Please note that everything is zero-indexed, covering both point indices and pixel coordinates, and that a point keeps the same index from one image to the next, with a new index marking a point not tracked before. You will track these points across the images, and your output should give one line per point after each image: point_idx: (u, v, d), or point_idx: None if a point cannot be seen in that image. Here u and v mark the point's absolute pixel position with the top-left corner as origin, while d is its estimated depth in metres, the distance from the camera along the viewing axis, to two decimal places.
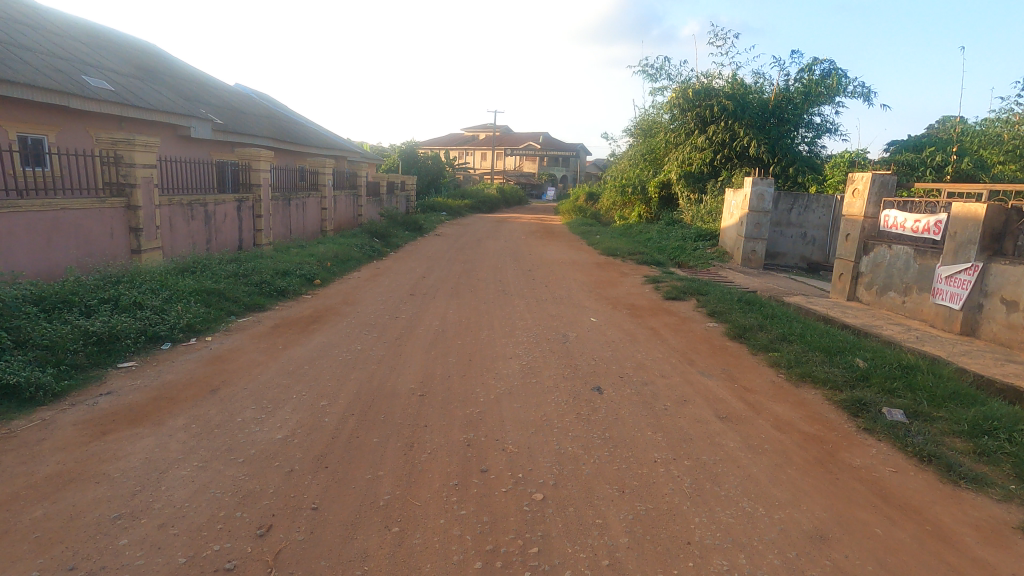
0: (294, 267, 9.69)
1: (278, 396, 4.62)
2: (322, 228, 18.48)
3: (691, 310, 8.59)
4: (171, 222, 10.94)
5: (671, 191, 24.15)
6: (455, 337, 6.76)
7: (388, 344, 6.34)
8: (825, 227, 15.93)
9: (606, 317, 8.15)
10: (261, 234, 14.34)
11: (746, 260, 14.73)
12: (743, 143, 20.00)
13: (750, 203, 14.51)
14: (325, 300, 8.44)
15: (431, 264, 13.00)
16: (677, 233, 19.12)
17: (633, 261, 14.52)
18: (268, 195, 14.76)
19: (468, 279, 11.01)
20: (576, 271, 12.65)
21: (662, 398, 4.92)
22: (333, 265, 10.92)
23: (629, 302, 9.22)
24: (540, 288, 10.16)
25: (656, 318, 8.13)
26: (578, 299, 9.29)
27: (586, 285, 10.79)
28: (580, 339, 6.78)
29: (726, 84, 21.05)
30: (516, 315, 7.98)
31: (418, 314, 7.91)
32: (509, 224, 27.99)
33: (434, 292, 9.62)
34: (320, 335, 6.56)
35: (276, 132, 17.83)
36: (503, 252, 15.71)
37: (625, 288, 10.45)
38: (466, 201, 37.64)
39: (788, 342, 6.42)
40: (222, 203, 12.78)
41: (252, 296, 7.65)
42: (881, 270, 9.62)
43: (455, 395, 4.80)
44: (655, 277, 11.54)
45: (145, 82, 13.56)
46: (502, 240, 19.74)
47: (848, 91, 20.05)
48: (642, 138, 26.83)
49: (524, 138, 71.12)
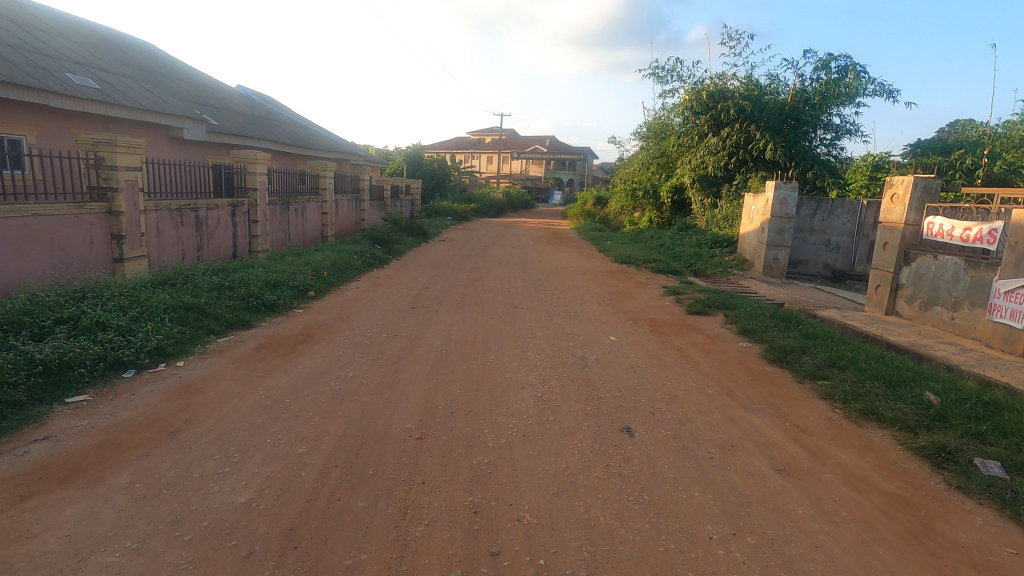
0: (287, 277, 8.98)
1: (248, 441, 3.88)
2: (323, 233, 17.81)
3: (719, 326, 7.80)
4: (158, 229, 10.30)
5: (683, 195, 23.36)
6: (460, 360, 6.01)
7: (384, 369, 5.60)
8: (849, 234, 15.12)
9: (627, 335, 7.37)
10: (257, 240, 13.68)
11: (768, 268, 13.92)
12: (759, 145, 19.19)
13: (772, 208, 13.71)
14: (318, 315, 7.70)
15: (435, 273, 12.27)
16: (692, 240, 18.33)
17: (648, 270, 13.74)
18: (265, 199, 14.12)
19: (474, 291, 10.25)
20: (588, 280, 11.88)
21: (705, 443, 4.14)
22: (330, 274, 10.21)
23: (650, 317, 8.44)
24: (552, 301, 9.40)
25: (682, 336, 7.35)
26: (595, 313, 8.52)
27: (601, 296, 10.03)
28: (600, 363, 6.02)
29: (740, 84, 20.25)
30: (527, 333, 7.22)
31: (419, 332, 7.16)
32: (516, 229, 27.28)
33: (437, 305, 8.88)
34: (308, 357, 5.83)
35: (275, 135, 17.21)
36: (510, 260, 14.98)
37: (644, 300, 9.68)
38: (472, 204, 36.99)
39: (839, 369, 5.64)
40: (215, 207, 12.15)
41: (236, 312, 6.93)
42: (924, 282, 8.80)
43: (459, 440, 4.05)
44: (675, 288, 10.76)
45: (137, 81, 12.96)
46: (509, 245, 19.00)
47: (869, 90, 19.20)
48: (652, 141, 26.04)
49: (530, 141, 70.55)
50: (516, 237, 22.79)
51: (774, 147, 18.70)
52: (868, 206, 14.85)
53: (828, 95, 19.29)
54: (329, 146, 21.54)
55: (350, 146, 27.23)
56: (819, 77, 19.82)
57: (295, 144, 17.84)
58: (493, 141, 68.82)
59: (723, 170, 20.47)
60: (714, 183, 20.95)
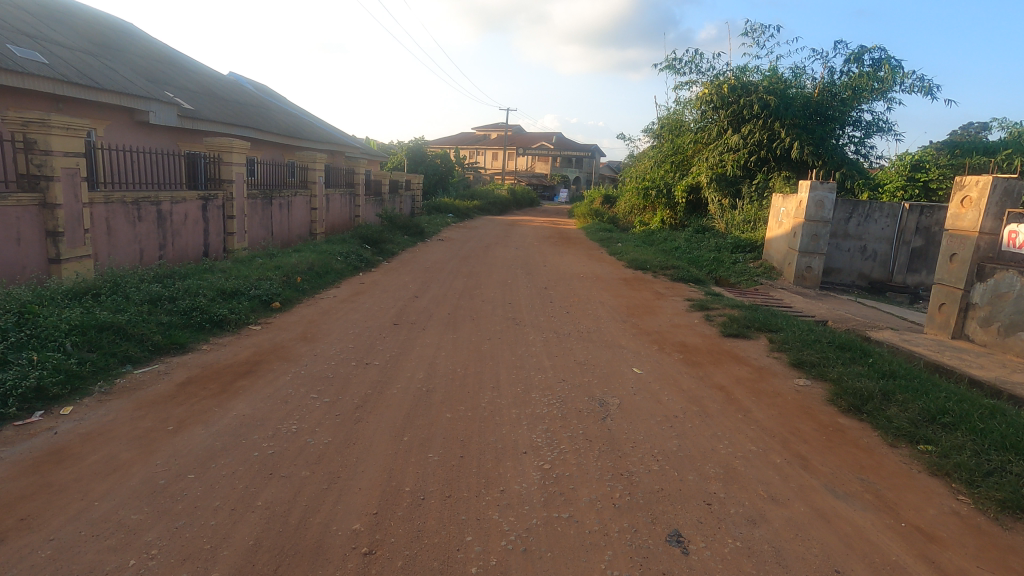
0: (249, 285, 7.62)
1: (100, 564, 2.53)
2: (311, 230, 16.48)
3: (764, 356, 6.40)
4: (108, 223, 8.99)
5: (697, 194, 21.88)
6: (445, 404, 4.64)
7: (342, 421, 4.24)
8: (888, 240, 13.70)
9: (656, 366, 5.97)
10: (232, 238, 12.34)
11: (800, 278, 12.48)
12: (783, 144, 17.68)
13: (806, 211, 12.25)
14: (277, 335, 6.33)
15: (428, 278, 10.90)
16: (710, 243, 16.91)
17: (666, 277, 12.34)
18: (243, 192, 12.75)
19: (470, 301, 8.86)
20: (601, 289, 10.48)
21: (796, 566, 2.77)
22: (304, 280, 8.86)
23: (678, 340, 7.03)
24: (560, 316, 8.03)
25: (723, 370, 5.94)
26: (613, 335, 7.11)
27: (617, 311, 8.64)
28: (624, 411, 4.64)
29: (763, 77, 18.70)
30: (531, 362, 5.85)
31: (397, 359, 5.79)
32: (519, 227, 25.72)
33: (425, 321, 7.51)
34: (244, 399, 4.47)
35: (260, 122, 15.82)
36: (513, 263, 13.57)
37: (666, 316, 8.28)
38: (474, 201, 35.61)
39: (945, 429, 4.24)
40: (182, 201, 10.82)
41: (168, 331, 5.56)
42: (1005, 303, 7.33)
43: (427, 563, 2.68)
44: (702, 301, 9.38)
45: (99, 58, 11.61)
46: (512, 246, 17.60)
47: (904, 85, 17.67)
48: (664, 137, 24.55)
49: (536, 137, 69.03)
50: (519, 236, 21.40)
51: (801, 145, 17.19)
52: (910, 209, 13.41)
53: (860, 90, 17.74)
54: (321, 136, 20.13)
55: (346, 138, 25.85)
56: (850, 70, 18.26)
57: (282, 133, 16.44)
58: (499, 137, 67.34)
59: (743, 169, 18.98)
60: (733, 183, 19.44)
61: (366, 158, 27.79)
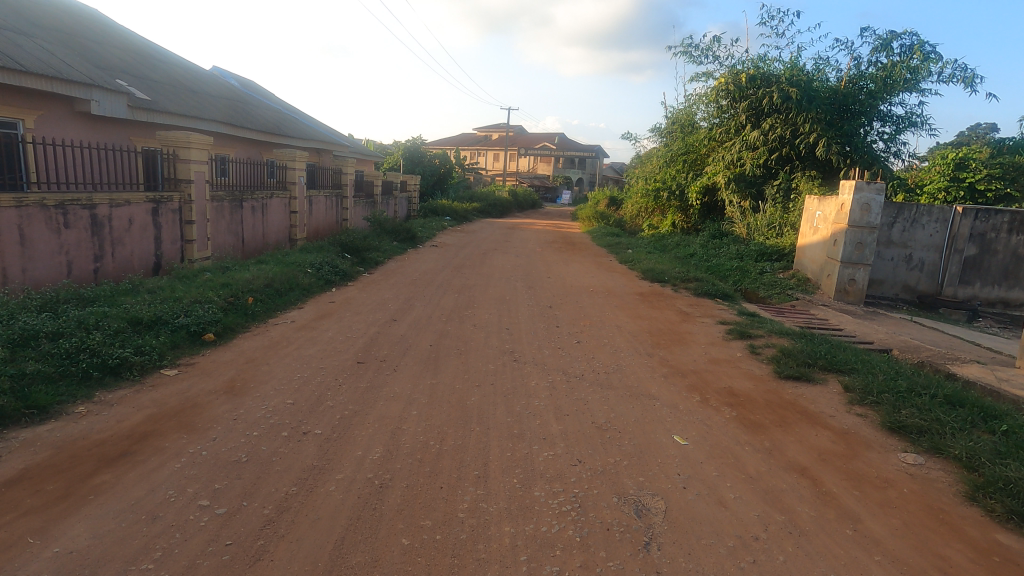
0: (177, 309, 6.05)
1: None
2: (289, 235, 14.93)
3: (846, 413, 4.81)
4: (20, 232, 7.46)
5: (712, 196, 20.23)
6: (403, 516, 3.07)
7: (231, 559, 2.66)
8: (937, 248, 12.09)
9: (704, 430, 4.39)
10: (191, 246, 10.79)
11: (842, 292, 10.89)
12: (808, 140, 16.01)
13: (849, 215, 10.64)
14: (194, 383, 4.76)
15: (413, 294, 9.33)
16: (730, 250, 15.28)
17: (688, 291, 10.73)
18: (205, 193, 11.17)
19: (459, 327, 7.27)
20: (615, 308, 8.90)
21: None
22: (256, 301, 7.29)
23: (724, 385, 5.44)
24: (568, 350, 6.43)
25: (794, 436, 4.35)
26: (639, 379, 5.51)
27: (638, 339, 7.05)
28: (677, 529, 3.04)
29: (784, 67, 17.01)
30: (533, 429, 4.27)
31: (350, 424, 4.21)
32: (520, 231, 24.18)
33: (399, 357, 5.92)
34: (89, 516, 2.90)
35: (230, 115, 14.22)
36: (514, 274, 11.99)
37: (700, 349, 6.69)
38: (474, 203, 34.06)
39: None
40: (125, 203, 9.24)
41: (26, 389, 4.01)
42: None
43: None
44: (740, 324, 7.76)
45: (32, 37, 10.04)
46: (513, 253, 16.03)
47: (940, 74, 16.02)
48: (674, 135, 22.90)
49: (539, 138, 67.49)
50: (520, 242, 19.82)
51: (829, 141, 15.52)
52: (963, 213, 11.80)
53: (891, 81, 16.10)
54: (305, 133, 18.52)
55: (336, 136, 24.28)
56: (879, 59, 16.63)
57: (258, 129, 14.87)
58: (500, 138, 65.84)
59: (764, 169, 17.34)
60: (752, 184, 17.81)
61: (358, 158, 26.21)
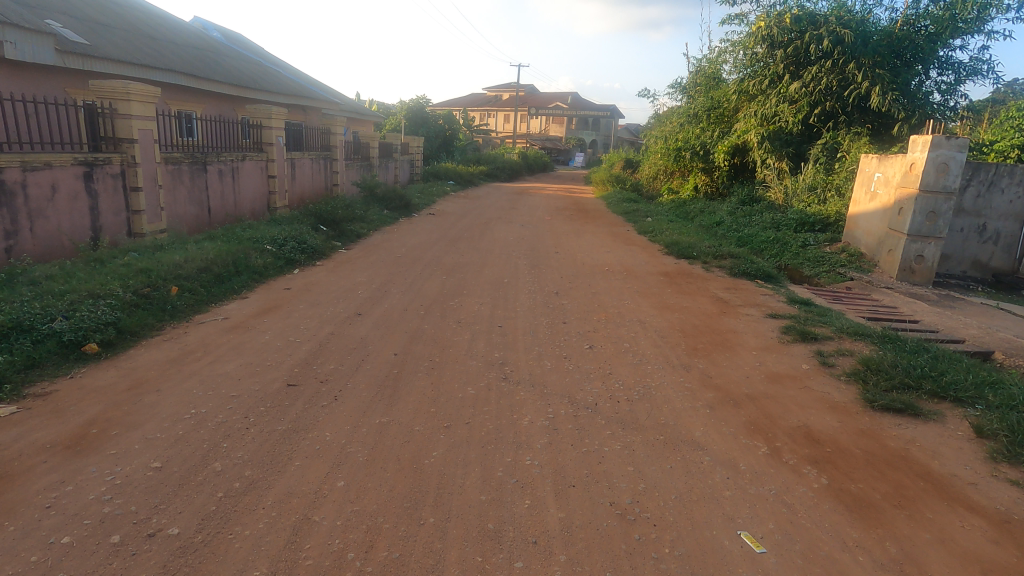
0: (53, 309, 4.55)
1: None
2: (268, 203, 13.35)
3: (992, 480, 3.21)
4: None
5: (741, 156, 18.15)
6: None
7: None
8: (1017, 216, 10.16)
9: (784, 520, 2.82)
10: (140, 217, 9.23)
11: (906, 271, 9.12)
12: (859, 92, 13.82)
13: (921, 178, 8.77)
14: (30, 430, 3.28)
15: (392, 277, 7.75)
16: (766, 218, 13.41)
17: (722, 271, 9.02)
18: (154, 155, 9.53)
19: (438, 325, 5.72)
20: (636, 295, 7.26)
21: None
22: (182, 292, 5.75)
23: (797, 423, 3.85)
24: (577, 362, 4.84)
25: (929, 531, 2.78)
26: (676, 413, 3.93)
27: (669, 342, 5.44)
28: None
29: (833, 5, 14.60)
30: (518, 521, 2.73)
31: (232, 514, 2.70)
32: (529, 197, 22.34)
33: (348, 376, 4.39)
34: None
35: (192, 66, 12.42)
36: (517, 249, 10.34)
37: (752, 358, 5.06)
38: (481, 166, 32.08)
39: None
40: (46, 166, 7.66)
41: None
42: None
43: None
44: (798, 320, 6.08)
45: None
46: (519, 222, 14.33)
47: (1016, 13, 13.57)
48: (699, 88, 20.59)
49: (551, 97, 64.32)
50: (528, 209, 18.03)
51: (884, 90, 13.30)
52: None
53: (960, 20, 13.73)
54: (287, 88, 16.63)
55: (328, 93, 22.32)
56: None
57: (226, 82, 13.05)
58: (511, 98, 62.85)
59: (804, 125, 15.24)
60: (789, 142, 15.75)
61: (353, 117, 24.29)
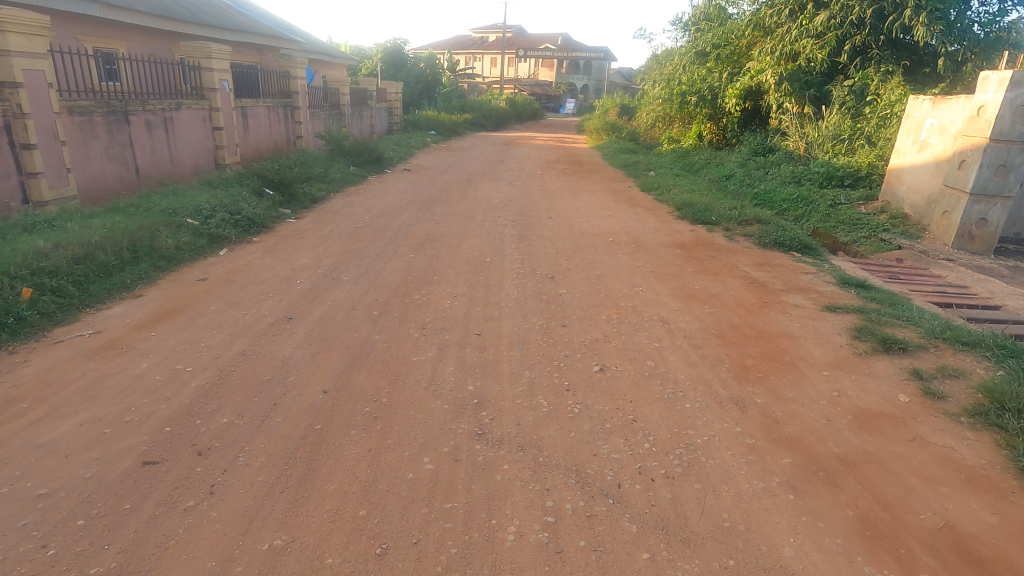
0: None
1: None
2: (217, 159, 11.52)
3: None
4: None
5: (753, 100, 16.26)
6: None
7: None
8: None
9: None
10: (38, 180, 7.49)
11: (965, 237, 7.68)
12: (898, 23, 11.87)
13: (994, 124, 7.19)
14: None
15: (345, 256, 6.18)
16: (786, 171, 11.80)
17: (749, 241, 7.53)
18: (51, 102, 7.66)
19: (394, 334, 4.23)
20: (652, 279, 5.76)
21: None
22: (40, 296, 4.20)
23: (934, 520, 2.47)
24: (586, 398, 3.40)
25: None
26: (744, 505, 2.53)
27: (709, 356, 3.99)
28: None
29: None
30: None
31: None
32: (518, 148, 20.42)
33: (242, 439, 2.91)
34: None
35: None
36: (503, 214, 8.71)
37: (826, 385, 3.63)
38: (466, 114, 29.67)
39: None
40: None
41: None
42: None
43: None
44: (870, 317, 4.63)
45: None
46: (507, 179, 12.60)
47: None
48: (706, 22, 18.32)
49: (541, 39, 60.43)
50: (518, 162, 16.22)
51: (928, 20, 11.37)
52: None
53: None
54: (236, 23, 14.31)
55: (291, 33, 19.79)
56: None
57: (153, 14, 10.89)
58: (498, 40, 58.92)
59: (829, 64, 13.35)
60: (809, 83, 13.90)
61: (322, 60, 21.81)
